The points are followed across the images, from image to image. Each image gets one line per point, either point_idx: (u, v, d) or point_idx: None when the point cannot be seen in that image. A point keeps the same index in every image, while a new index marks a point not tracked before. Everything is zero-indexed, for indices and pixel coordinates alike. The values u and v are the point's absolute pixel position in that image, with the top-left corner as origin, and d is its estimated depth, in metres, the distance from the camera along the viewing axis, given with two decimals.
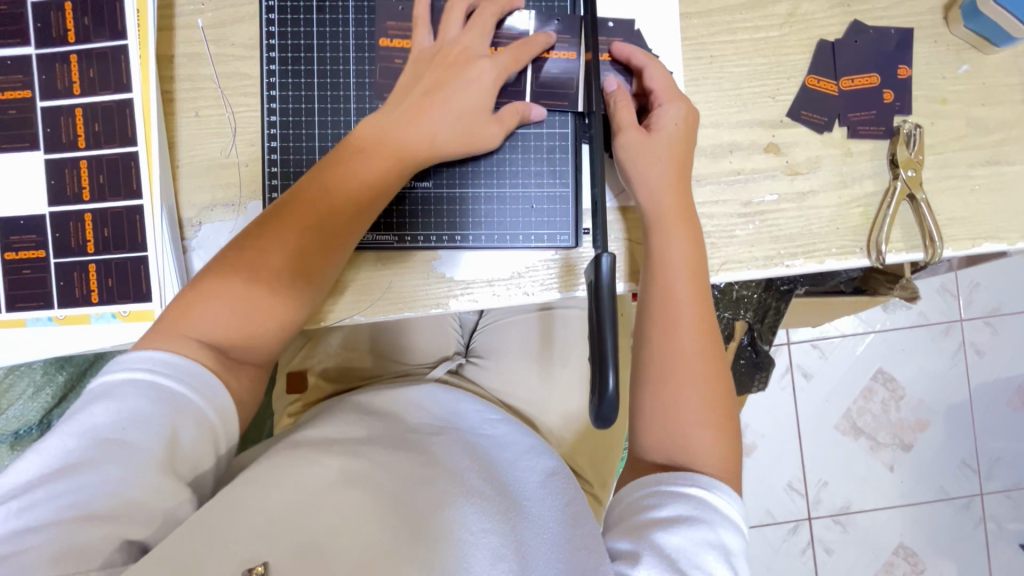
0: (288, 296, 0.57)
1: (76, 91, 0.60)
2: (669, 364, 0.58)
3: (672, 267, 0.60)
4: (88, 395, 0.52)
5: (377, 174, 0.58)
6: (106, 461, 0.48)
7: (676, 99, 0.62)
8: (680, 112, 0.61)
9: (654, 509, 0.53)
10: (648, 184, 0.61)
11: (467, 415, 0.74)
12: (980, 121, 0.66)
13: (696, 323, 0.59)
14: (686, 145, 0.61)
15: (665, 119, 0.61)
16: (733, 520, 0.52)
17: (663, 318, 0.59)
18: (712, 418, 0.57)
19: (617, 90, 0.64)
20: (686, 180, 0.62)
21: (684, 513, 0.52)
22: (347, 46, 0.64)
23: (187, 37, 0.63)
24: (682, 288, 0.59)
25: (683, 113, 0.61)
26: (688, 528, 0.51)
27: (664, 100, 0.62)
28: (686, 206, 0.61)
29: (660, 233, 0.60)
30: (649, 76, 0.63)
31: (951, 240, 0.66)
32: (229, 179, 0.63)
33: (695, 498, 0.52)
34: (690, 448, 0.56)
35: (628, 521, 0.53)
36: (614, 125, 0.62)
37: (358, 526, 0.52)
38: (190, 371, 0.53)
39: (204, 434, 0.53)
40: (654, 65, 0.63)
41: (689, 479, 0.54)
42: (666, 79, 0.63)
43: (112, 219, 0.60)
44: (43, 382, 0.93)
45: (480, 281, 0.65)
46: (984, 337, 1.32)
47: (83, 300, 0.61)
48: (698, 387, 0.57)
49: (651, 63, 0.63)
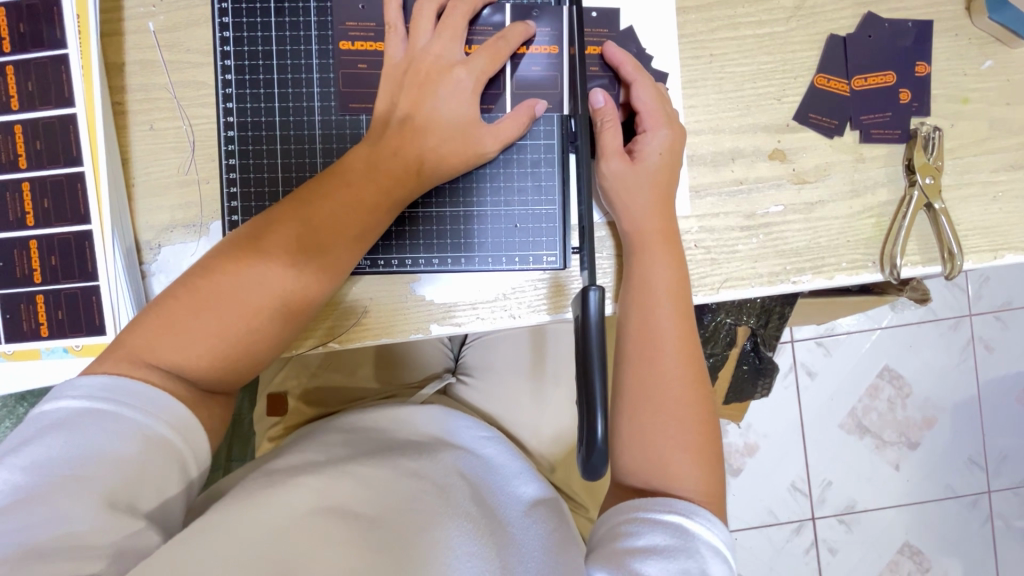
0: (255, 319, 0.50)
1: (15, 107, 0.57)
2: (650, 381, 0.54)
3: (651, 276, 0.56)
4: (39, 421, 0.45)
5: (364, 185, 0.53)
6: (57, 497, 0.42)
7: (667, 120, 0.57)
8: (667, 139, 0.57)
9: (633, 537, 0.48)
10: (630, 200, 0.56)
11: (458, 432, 0.67)
12: (1003, 121, 0.61)
13: (681, 343, 0.55)
14: (668, 164, 0.57)
15: (649, 147, 0.57)
16: (715, 545, 0.49)
17: (646, 337, 0.55)
18: (696, 444, 0.53)
19: (603, 106, 0.58)
20: (672, 198, 0.57)
21: (661, 542, 0.48)
22: (310, 53, 0.58)
23: (137, 43, 0.58)
24: (662, 302, 0.55)
25: (671, 139, 0.57)
26: (666, 559, 0.47)
27: (655, 123, 0.57)
28: (668, 216, 0.57)
29: (638, 245, 0.56)
30: (636, 93, 0.57)
31: (972, 251, 0.60)
32: (188, 198, 0.58)
33: (674, 524, 0.49)
34: (670, 472, 0.52)
35: (606, 548, 0.49)
36: (598, 152, 0.58)
37: (331, 553, 0.45)
38: (146, 399, 0.47)
39: (172, 465, 0.47)
40: (643, 81, 0.57)
41: (667, 505, 0.50)
42: (656, 96, 0.58)
43: (59, 245, 0.57)
44: (5, 414, 0.93)
45: (462, 303, 0.60)
46: (995, 334, 1.27)
47: (32, 335, 0.58)
48: (681, 411, 0.53)
49: (641, 77, 0.58)
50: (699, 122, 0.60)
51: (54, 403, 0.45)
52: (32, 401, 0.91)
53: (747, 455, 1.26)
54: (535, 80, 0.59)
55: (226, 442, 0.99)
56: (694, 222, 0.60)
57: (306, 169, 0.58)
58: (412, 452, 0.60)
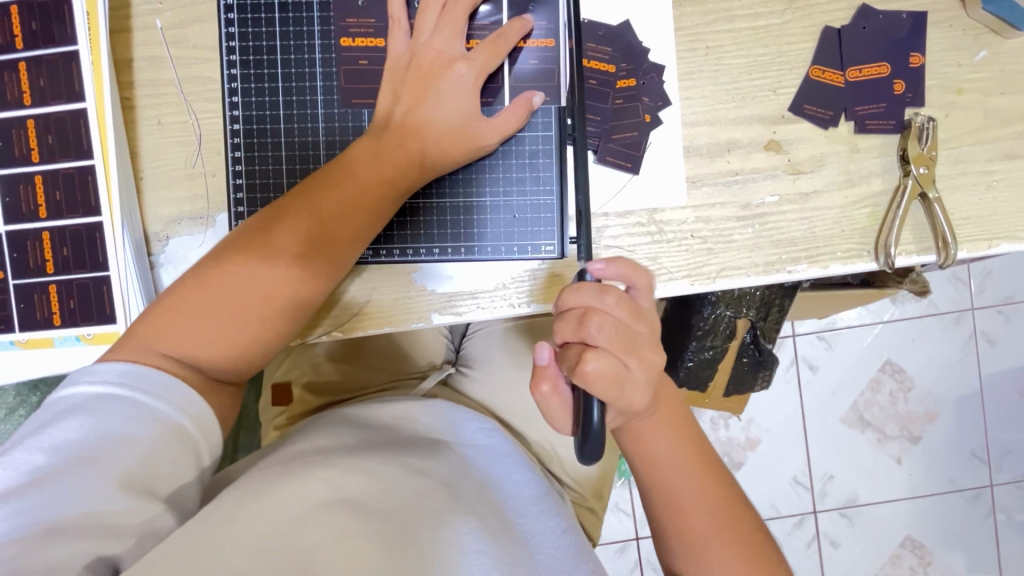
0: (262, 308, 0.52)
1: (28, 102, 0.58)
2: (668, 493, 0.53)
3: (649, 424, 0.54)
4: (56, 405, 0.47)
5: (369, 179, 0.54)
6: (75, 478, 0.43)
7: (634, 351, 0.47)
8: (607, 330, 0.46)
9: None
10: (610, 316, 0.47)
11: (463, 425, 0.68)
12: (998, 112, 0.61)
13: (690, 468, 0.53)
14: (652, 340, 0.49)
15: (598, 338, 0.46)
16: None
17: (655, 466, 0.53)
18: (735, 539, 0.52)
19: (547, 364, 0.49)
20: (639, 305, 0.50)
21: None
22: (312, 48, 0.60)
23: (145, 39, 0.59)
24: (661, 427, 0.54)
25: (650, 356, 0.48)
26: None
27: (611, 293, 0.47)
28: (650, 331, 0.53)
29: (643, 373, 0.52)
30: (595, 324, 0.46)
31: (966, 240, 0.61)
32: (195, 190, 0.60)
33: None
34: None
35: None
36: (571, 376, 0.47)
37: (340, 547, 0.46)
38: (157, 384, 0.48)
39: (184, 449, 0.48)
40: (606, 316, 0.47)
41: None
42: (612, 382, 0.46)
43: (71, 237, 0.59)
44: (16, 404, 0.96)
45: (464, 293, 0.61)
46: (996, 327, 1.28)
47: (45, 323, 0.60)
48: (710, 514, 0.52)
49: (625, 362, 0.47)
50: (695, 114, 0.61)
51: (71, 388, 0.47)
52: (43, 390, 0.94)
53: (748, 449, 1.27)
54: (534, 72, 0.60)
55: (232, 434, 1.01)
56: (691, 212, 0.61)
57: (309, 161, 0.59)
58: (418, 446, 0.61)
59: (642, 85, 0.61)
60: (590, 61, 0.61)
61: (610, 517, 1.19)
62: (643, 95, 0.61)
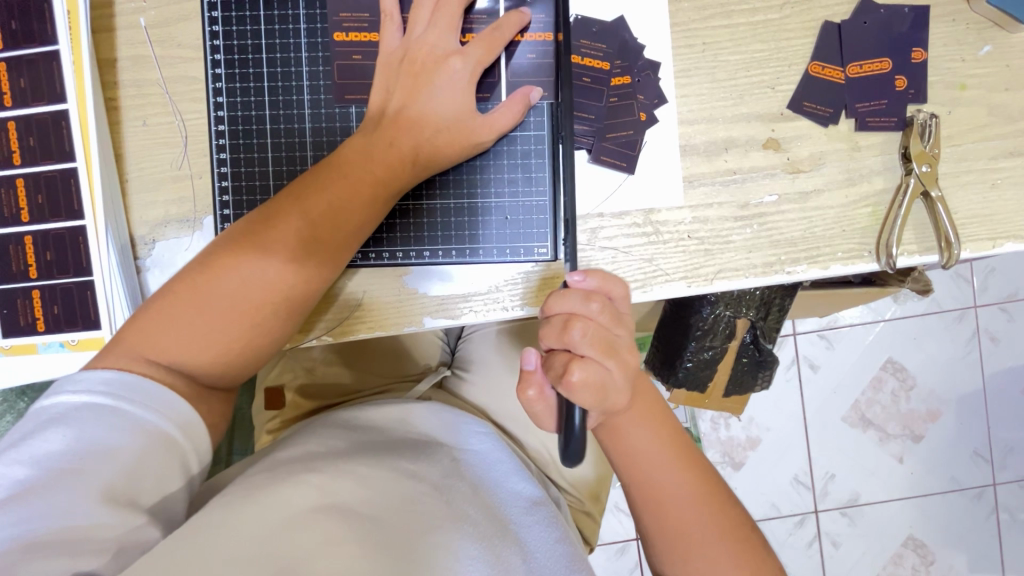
0: (251, 311, 0.51)
1: (8, 104, 0.57)
2: (651, 490, 0.52)
3: (630, 423, 0.52)
4: (38, 416, 0.46)
5: (359, 179, 0.53)
6: (58, 490, 0.42)
7: (616, 355, 0.46)
8: (591, 333, 0.45)
9: None
10: (591, 315, 0.46)
11: (460, 429, 0.67)
12: (1002, 108, 0.60)
13: (673, 464, 0.52)
14: (632, 344, 0.49)
15: (583, 344, 0.45)
16: None
17: (637, 464, 0.52)
18: (721, 532, 0.51)
19: (533, 368, 0.48)
20: (622, 310, 0.49)
21: None
22: (299, 46, 0.58)
23: (129, 38, 0.58)
24: (642, 426, 0.52)
25: (631, 360, 0.48)
26: None
27: (595, 300, 0.46)
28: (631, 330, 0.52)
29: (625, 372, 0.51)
30: (579, 330, 0.45)
31: (969, 239, 0.60)
32: (182, 193, 0.58)
33: None
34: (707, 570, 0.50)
35: None
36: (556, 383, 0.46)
37: (329, 553, 0.45)
38: (143, 392, 0.47)
39: (171, 459, 0.47)
40: (589, 322, 0.46)
41: None
42: (596, 389, 0.45)
43: (54, 241, 0.58)
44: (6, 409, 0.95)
45: (456, 296, 0.60)
46: (1000, 326, 1.26)
47: (28, 329, 0.59)
48: (693, 508, 0.51)
49: (608, 366, 0.46)
50: (692, 111, 0.60)
51: (54, 398, 0.46)
52: (33, 395, 0.93)
53: (748, 449, 1.26)
54: (531, 67, 0.59)
55: (227, 436, 1.00)
56: (688, 212, 0.60)
57: (297, 162, 0.58)
58: (412, 451, 0.60)
59: (637, 82, 0.60)
60: (584, 58, 0.60)
61: (610, 517, 1.18)
62: (638, 92, 0.60)
